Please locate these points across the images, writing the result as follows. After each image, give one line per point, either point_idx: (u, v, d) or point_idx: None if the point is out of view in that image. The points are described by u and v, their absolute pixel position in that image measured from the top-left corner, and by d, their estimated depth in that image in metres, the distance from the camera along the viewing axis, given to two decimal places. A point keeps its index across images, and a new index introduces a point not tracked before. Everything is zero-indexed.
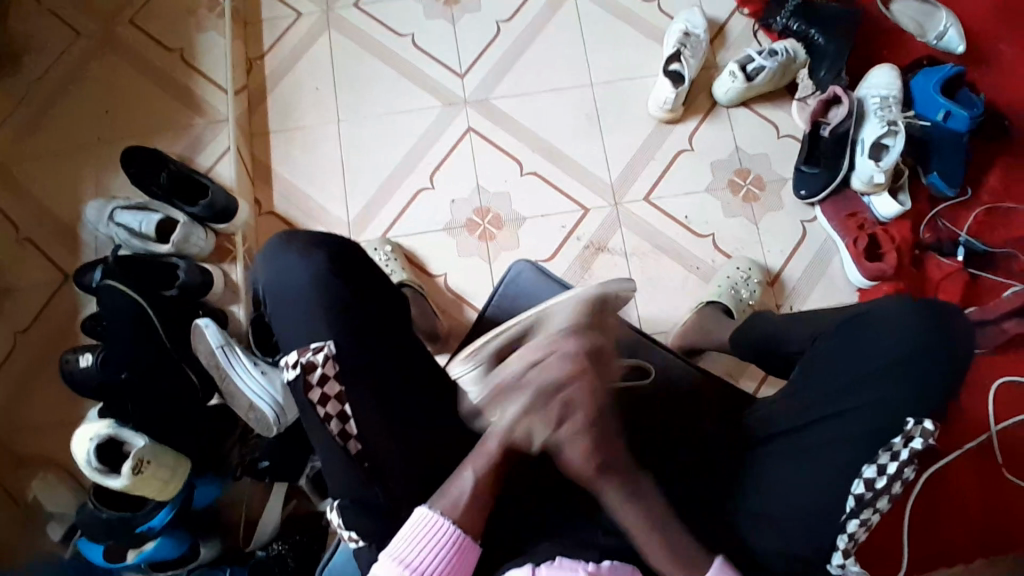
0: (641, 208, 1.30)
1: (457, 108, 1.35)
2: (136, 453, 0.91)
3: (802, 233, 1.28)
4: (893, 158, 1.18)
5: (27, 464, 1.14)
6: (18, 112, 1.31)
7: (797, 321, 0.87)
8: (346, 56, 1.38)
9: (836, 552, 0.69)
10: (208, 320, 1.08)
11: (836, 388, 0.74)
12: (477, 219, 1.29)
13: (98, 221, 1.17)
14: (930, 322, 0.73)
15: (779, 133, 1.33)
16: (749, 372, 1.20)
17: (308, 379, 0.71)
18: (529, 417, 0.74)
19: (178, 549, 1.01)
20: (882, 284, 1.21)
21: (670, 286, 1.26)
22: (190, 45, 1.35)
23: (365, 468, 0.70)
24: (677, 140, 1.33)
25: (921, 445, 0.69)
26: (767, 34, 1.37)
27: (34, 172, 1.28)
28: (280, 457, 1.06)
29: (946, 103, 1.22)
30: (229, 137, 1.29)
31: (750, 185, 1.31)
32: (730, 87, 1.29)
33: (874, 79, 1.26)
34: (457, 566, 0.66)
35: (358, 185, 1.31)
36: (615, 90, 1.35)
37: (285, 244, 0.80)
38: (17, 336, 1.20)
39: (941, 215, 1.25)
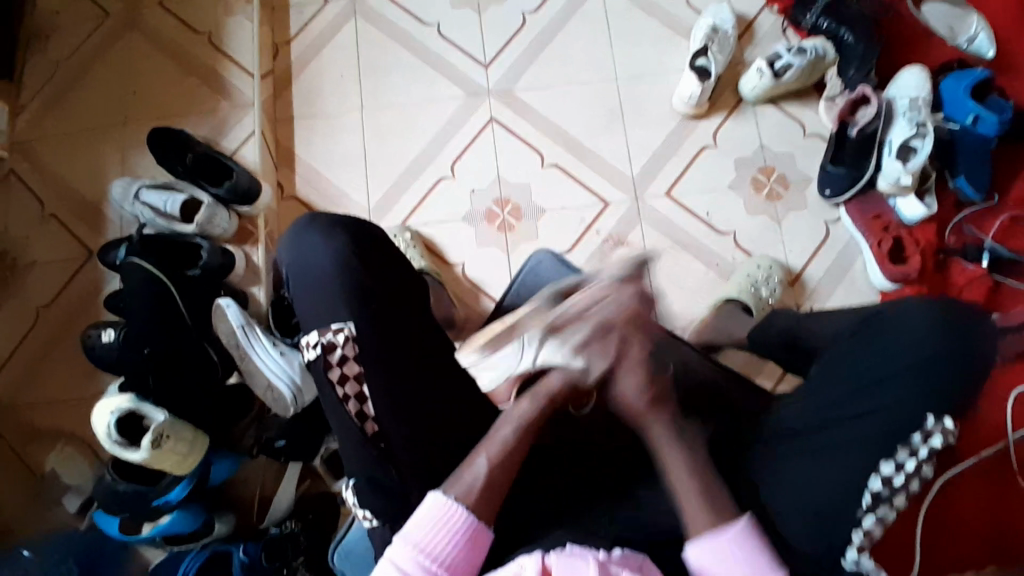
0: (661, 204, 1.29)
1: (480, 99, 1.35)
2: (155, 428, 0.92)
3: (825, 234, 1.27)
4: (921, 161, 1.16)
5: (47, 435, 1.16)
6: (49, 90, 1.33)
7: (819, 320, 0.87)
8: (371, 44, 1.38)
9: (851, 548, 0.68)
10: (229, 300, 1.08)
11: (851, 390, 0.72)
12: (496, 209, 1.29)
13: (124, 198, 1.19)
14: (956, 325, 0.72)
15: (804, 132, 1.32)
16: (765, 370, 1.19)
17: (329, 359, 0.72)
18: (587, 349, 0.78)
19: (192, 525, 1.02)
20: (904, 288, 1.19)
21: (688, 283, 1.25)
22: (218, 28, 1.36)
23: (380, 449, 0.71)
24: (700, 136, 1.32)
25: (939, 442, 0.68)
26: (796, 32, 1.35)
27: (62, 149, 1.30)
28: (295, 437, 1.07)
29: (975, 107, 1.19)
30: (254, 121, 1.30)
31: (773, 183, 1.29)
32: (756, 83, 1.28)
33: (903, 81, 1.24)
34: (470, 552, 0.67)
35: (379, 172, 1.32)
36: (640, 84, 1.34)
37: (311, 225, 0.81)
38: (40, 310, 1.22)
39: (966, 220, 1.23)
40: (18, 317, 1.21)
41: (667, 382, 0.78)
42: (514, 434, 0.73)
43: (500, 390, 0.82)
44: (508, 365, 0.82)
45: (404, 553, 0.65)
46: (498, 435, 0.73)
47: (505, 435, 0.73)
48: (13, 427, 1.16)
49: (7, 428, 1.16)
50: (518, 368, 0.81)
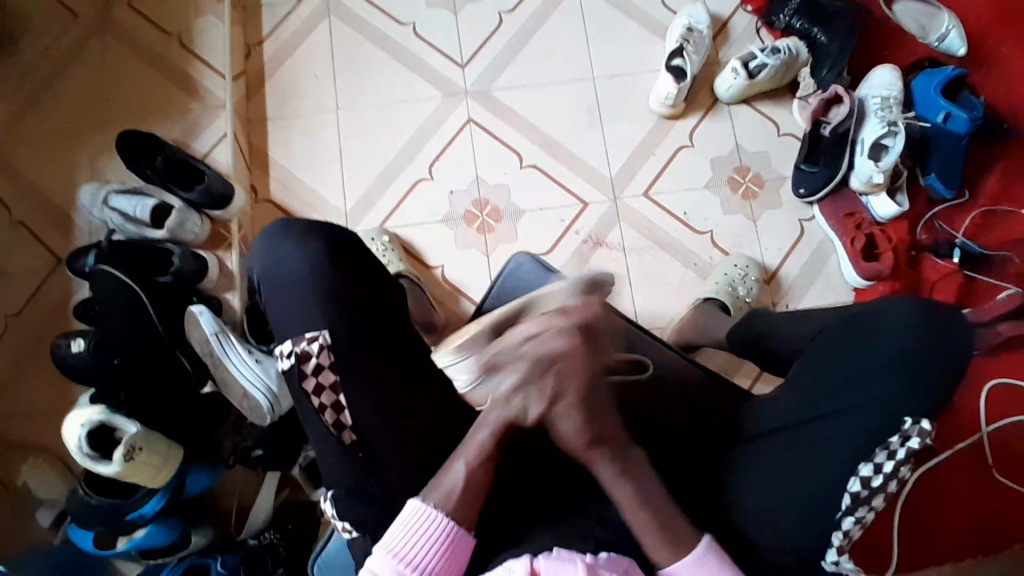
0: (640, 204, 1.29)
1: (457, 99, 1.34)
2: (127, 441, 0.90)
3: (800, 232, 1.28)
4: (893, 159, 1.18)
5: (16, 449, 1.13)
6: (13, 94, 1.29)
7: (794, 320, 0.88)
8: (346, 44, 1.36)
9: (831, 548, 0.69)
10: (202, 307, 1.07)
11: (826, 388, 0.74)
12: (475, 210, 1.29)
13: (91, 205, 1.16)
14: (929, 322, 0.73)
15: (779, 131, 1.33)
16: (744, 369, 1.21)
17: (304, 369, 0.71)
18: (525, 388, 0.73)
19: (167, 537, 1.01)
20: (878, 285, 1.21)
21: (669, 283, 1.26)
22: (188, 28, 1.33)
23: (359, 458, 0.71)
24: (677, 136, 1.32)
25: (917, 444, 0.69)
26: (770, 31, 1.37)
27: (28, 154, 1.26)
28: (273, 446, 1.05)
29: (947, 105, 1.21)
30: (226, 123, 1.28)
31: (749, 182, 1.31)
32: (732, 83, 1.29)
33: (874, 80, 1.26)
34: (450, 558, 0.67)
35: (356, 174, 1.30)
36: (617, 84, 1.34)
37: (281, 232, 0.79)
38: (8, 320, 1.18)
39: (937, 217, 1.26)
40: None
41: None
42: (491, 436, 0.72)
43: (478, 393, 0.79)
44: (486, 366, 0.79)
45: (385, 564, 0.65)
46: (477, 436, 0.72)
47: (484, 437, 0.72)
48: None
49: None
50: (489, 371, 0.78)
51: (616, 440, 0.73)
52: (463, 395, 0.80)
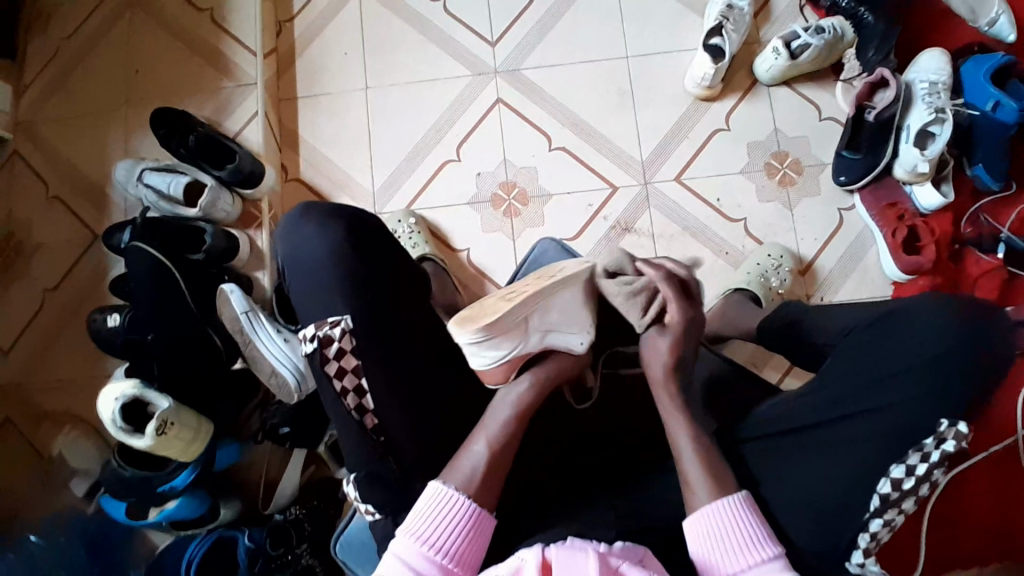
0: (671, 189, 1.26)
1: (486, 78, 1.32)
2: (160, 415, 0.93)
3: (838, 221, 1.24)
4: (939, 148, 1.13)
5: (55, 418, 1.17)
6: (50, 70, 1.31)
7: (827, 317, 0.86)
8: (375, 21, 1.35)
9: (857, 551, 0.68)
10: (233, 285, 1.08)
11: (855, 392, 0.72)
12: (502, 193, 1.27)
13: (127, 181, 1.17)
14: (975, 330, 0.69)
15: (820, 115, 1.28)
16: (772, 361, 1.18)
17: (325, 353, 0.71)
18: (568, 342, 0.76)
19: (198, 510, 1.05)
20: (918, 279, 1.17)
21: (697, 271, 1.23)
22: (219, 5, 1.33)
23: (380, 442, 0.71)
24: (712, 119, 1.28)
25: (952, 447, 0.67)
26: (814, 10, 1.31)
27: (65, 131, 1.28)
28: (301, 424, 1.07)
29: (996, 93, 1.14)
30: (256, 100, 1.28)
31: (786, 168, 1.26)
32: (772, 64, 1.24)
33: (921, 65, 1.20)
34: (472, 542, 0.66)
35: (383, 154, 1.30)
36: (651, 64, 1.30)
37: (304, 217, 0.80)
38: (46, 293, 1.22)
39: (983, 210, 1.20)
40: (24, 300, 1.22)
41: (653, 366, 0.77)
42: (512, 416, 0.72)
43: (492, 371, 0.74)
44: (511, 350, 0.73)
45: (408, 546, 0.65)
46: (497, 418, 0.72)
47: (504, 418, 0.72)
48: (24, 409, 1.18)
49: (19, 409, 1.18)
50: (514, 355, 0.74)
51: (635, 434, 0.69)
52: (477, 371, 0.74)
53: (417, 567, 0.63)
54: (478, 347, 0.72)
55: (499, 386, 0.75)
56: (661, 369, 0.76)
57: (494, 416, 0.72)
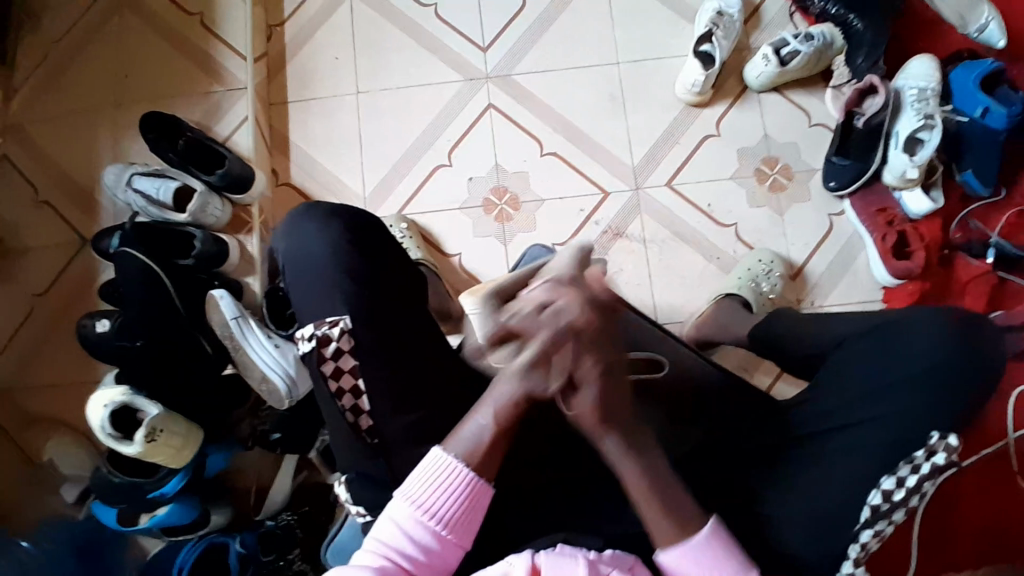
0: (662, 194, 1.27)
1: (478, 83, 1.32)
2: (148, 423, 0.92)
3: (828, 227, 1.25)
4: (928, 154, 1.13)
5: (42, 425, 1.16)
6: (38, 73, 1.30)
7: (817, 324, 0.86)
8: (367, 26, 1.34)
9: (846, 560, 0.68)
10: (225, 290, 1.07)
11: (842, 399, 0.72)
12: (493, 198, 1.27)
13: (115, 186, 1.17)
14: (963, 334, 0.69)
15: (810, 121, 1.28)
16: (764, 366, 1.18)
17: (323, 353, 0.71)
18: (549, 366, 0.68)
19: (189, 516, 1.03)
20: (906, 284, 1.18)
21: (688, 276, 1.23)
22: (210, 10, 1.32)
23: (372, 445, 0.71)
24: (703, 124, 1.29)
25: (942, 459, 0.67)
26: (804, 17, 1.31)
27: (53, 134, 1.28)
28: (291, 430, 1.07)
29: (986, 100, 1.15)
30: (247, 105, 1.27)
31: (777, 174, 1.27)
32: (762, 71, 1.24)
33: (910, 71, 1.21)
34: (469, 507, 0.68)
35: (374, 159, 1.30)
36: (642, 70, 1.31)
37: (307, 214, 0.79)
38: (34, 299, 1.21)
39: (972, 215, 1.21)
40: (12, 305, 1.21)
41: None
42: (517, 394, 0.69)
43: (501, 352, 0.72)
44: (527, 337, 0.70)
45: (405, 512, 0.66)
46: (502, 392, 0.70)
47: (508, 394, 0.69)
48: (10, 414, 1.17)
49: (5, 415, 1.17)
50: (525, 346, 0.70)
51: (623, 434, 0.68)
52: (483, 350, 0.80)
53: (412, 533, 0.66)
54: (501, 323, 0.71)
55: (500, 374, 0.70)
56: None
57: (499, 389, 0.69)
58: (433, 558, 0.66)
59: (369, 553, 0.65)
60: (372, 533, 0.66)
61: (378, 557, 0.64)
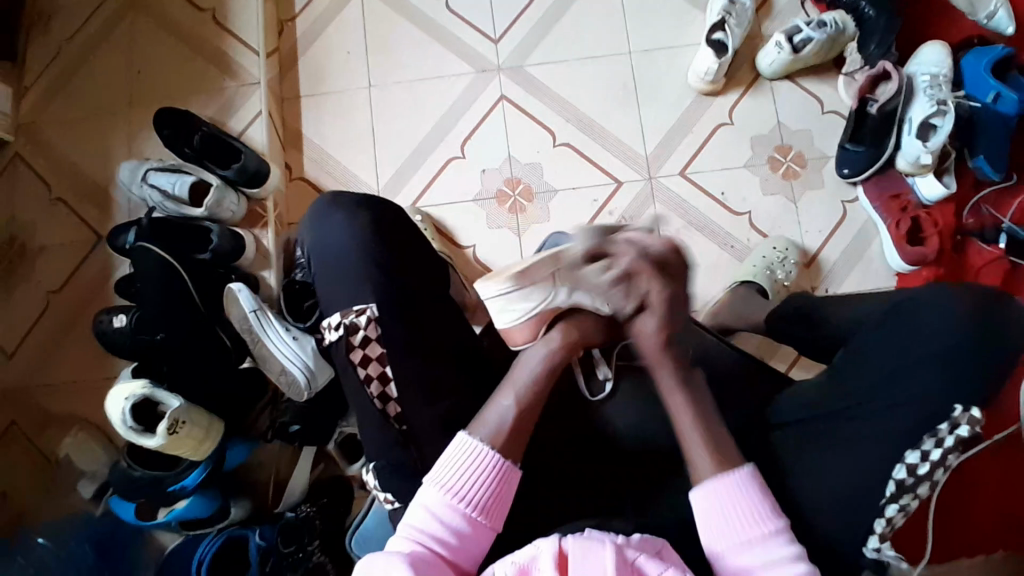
0: (675, 183, 1.27)
1: (490, 75, 1.32)
2: (171, 414, 0.92)
3: (841, 214, 1.25)
4: (941, 140, 1.13)
5: (61, 421, 1.16)
6: (51, 71, 1.30)
7: (838, 308, 0.86)
8: (378, 20, 1.34)
9: (873, 535, 0.69)
10: (241, 284, 1.07)
11: (867, 381, 0.72)
12: (507, 190, 1.27)
13: (131, 182, 1.17)
14: (989, 315, 0.69)
15: (823, 108, 1.28)
16: (780, 353, 1.19)
17: (351, 341, 0.72)
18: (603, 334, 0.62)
19: (209, 508, 1.05)
20: (921, 269, 1.18)
21: (702, 265, 1.24)
22: (220, 5, 1.32)
23: (402, 430, 0.71)
24: (716, 113, 1.29)
25: (965, 431, 0.67)
26: (815, 4, 1.31)
27: (67, 131, 1.28)
28: (311, 422, 1.07)
29: (997, 84, 1.15)
30: (260, 100, 1.27)
31: (790, 161, 1.27)
32: (774, 58, 1.24)
33: (924, 56, 1.21)
34: (500, 491, 0.68)
35: (388, 153, 1.30)
36: (654, 60, 1.31)
37: (332, 204, 0.81)
38: (50, 295, 1.21)
39: (984, 200, 1.21)
40: (28, 302, 1.21)
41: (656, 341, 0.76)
42: (540, 372, 0.74)
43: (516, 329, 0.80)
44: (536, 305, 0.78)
45: (436, 498, 0.67)
46: (522, 376, 0.74)
47: (529, 375, 0.73)
48: (29, 411, 1.17)
49: (23, 411, 1.17)
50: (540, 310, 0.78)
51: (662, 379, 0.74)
52: (502, 330, 0.81)
53: (444, 517, 0.66)
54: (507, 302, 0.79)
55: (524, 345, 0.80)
56: (659, 344, 0.75)
57: (520, 373, 0.74)
58: (465, 543, 0.66)
59: (403, 539, 0.65)
60: (404, 520, 0.67)
61: (411, 543, 0.64)
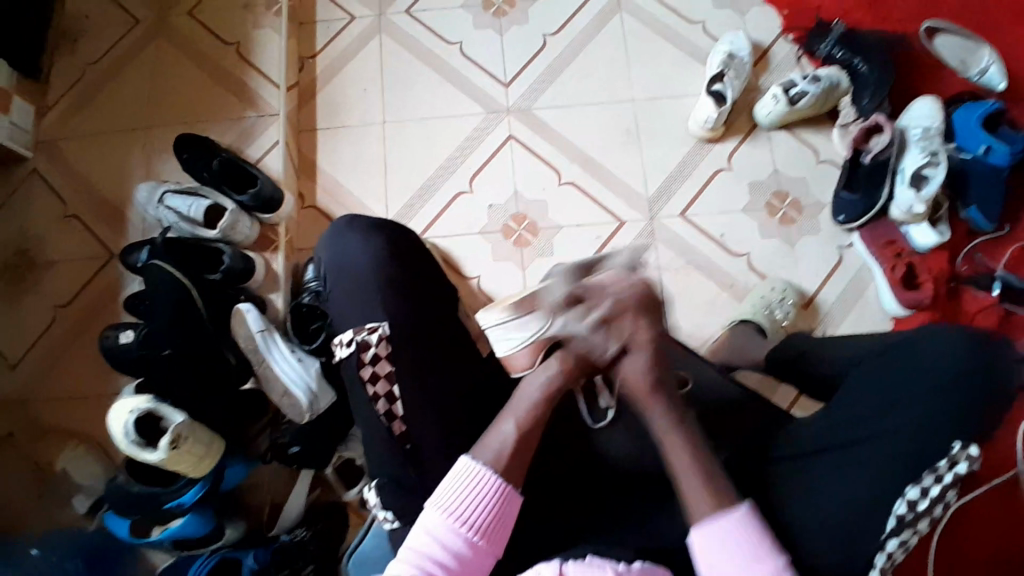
0: (676, 224, 1.31)
1: (499, 116, 1.37)
2: (174, 429, 0.93)
3: (838, 259, 1.28)
4: (933, 189, 1.18)
5: (57, 436, 1.16)
6: (75, 94, 1.35)
7: (837, 343, 0.89)
8: (395, 60, 1.41)
9: (875, 570, 0.68)
10: (249, 305, 1.10)
11: (869, 416, 0.72)
12: (512, 224, 1.31)
13: (148, 203, 1.20)
14: (987, 351, 0.70)
15: (818, 158, 1.34)
16: (781, 390, 1.20)
17: (362, 358, 0.74)
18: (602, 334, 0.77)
19: (205, 527, 1.02)
20: (916, 314, 1.21)
21: (702, 303, 1.26)
22: (246, 40, 1.39)
23: (405, 450, 0.72)
24: (715, 159, 1.34)
25: (964, 469, 0.67)
26: (811, 60, 1.38)
27: (88, 153, 1.32)
28: (312, 444, 1.06)
29: (987, 138, 1.21)
30: (278, 130, 1.32)
31: (787, 208, 1.31)
32: (772, 109, 1.30)
33: (915, 111, 1.26)
34: (501, 513, 0.68)
35: (398, 185, 1.34)
36: (656, 106, 1.37)
37: (348, 227, 0.83)
38: (58, 309, 1.23)
39: (977, 248, 1.25)
40: (35, 315, 1.23)
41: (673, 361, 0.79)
42: (540, 397, 0.74)
43: (517, 358, 0.84)
44: (536, 329, 0.82)
45: (437, 521, 0.66)
46: (524, 402, 0.74)
47: (532, 399, 0.74)
48: (23, 425, 1.17)
49: (18, 425, 1.17)
50: (533, 338, 0.82)
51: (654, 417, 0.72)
52: (502, 359, 0.85)
53: (444, 541, 0.66)
54: (504, 330, 0.85)
55: (521, 372, 0.83)
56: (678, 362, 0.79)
57: (523, 394, 0.75)
58: (467, 567, 0.66)
59: (405, 565, 0.65)
60: (406, 544, 0.66)
61: (413, 568, 0.64)
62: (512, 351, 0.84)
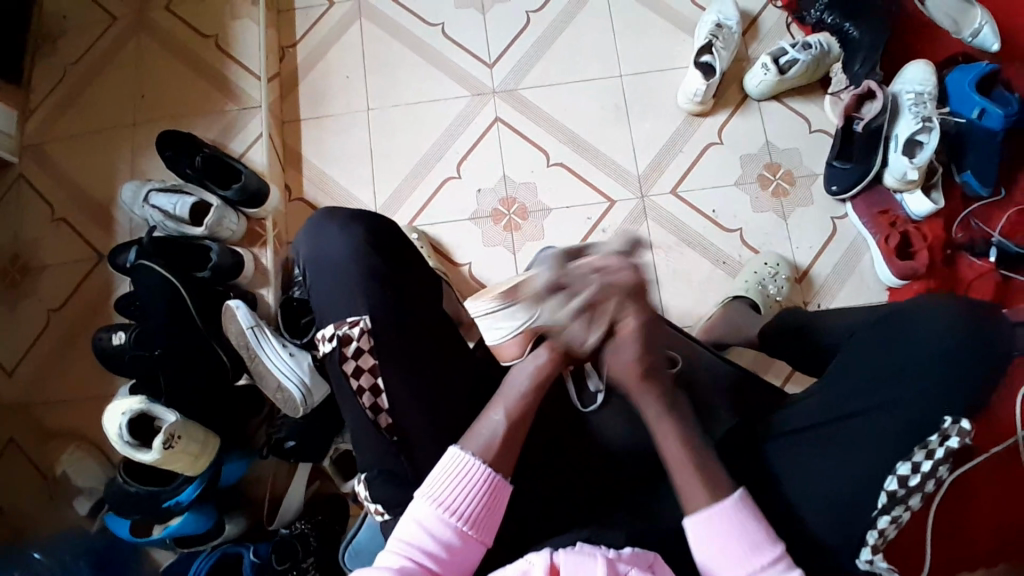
0: (668, 201, 1.29)
1: (485, 98, 1.35)
2: (167, 429, 0.93)
3: (832, 229, 1.27)
4: (928, 155, 1.15)
5: (58, 438, 1.17)
6: (56, 94, 1.34)
7: (829, 318, 0.88)
8: (377, 45, 1.39)
9: (865, 547, 0.68)
10: (239, 301, 1.08)
11: (857, 393, 0.72)
12: (502, 208, 1.30)
13: (133, 202, 1.19)
14: (978, 323, 0.69)
15: (810, 127, 1.31)
16: (775, 367, 1.21)
17: (345, 352, 0.73)
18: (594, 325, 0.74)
19: (204, 525, 1.04)
20: (911, 284, 1.20)
21: (695, 281, 1.25)
22: (223, 31, 1.36)
23: (394, 442, 0.72)
24: (706, 132, 1.32)
25: (956, 443, 0.67)
26: (801, 27, 1.35)
27: (71, 153, 1.31)
28: (306, 438, 1.07)
29: (982, 101, 1.18)
30: (261, 122, 1.31)
31: (780, 179, 1.29)
32: (762, 79, 1.28)
33: (908, 75, 1.23)
34: (491, 501, 0.68)
35: (385, 173, 1.32)
36: (644, 81, 1.34)
37: (326, 219, 0.82)
38: (51, 313, 1.23)
39: (974, 215, 1.23)
40: (29, 320, 1.23)
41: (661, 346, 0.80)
42: (529, 386, 0.75)
43: (508, 347, 0.83)
44: (524, 319, 0.81)
45: (427, 511, 0.67)
46: (514, 391, 0.74)
47: (520, 388, 0.74)
48: (24, 429, 1.18)
49: (19, 429, 1.18)
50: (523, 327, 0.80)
51: (648, 397, 0.75)
52: (492, 348, 0.84)
53: (435, 530, 0.66)
54: (492, 320, 0.83)
55: (512, 360, 0.82)
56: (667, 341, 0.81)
57: (512, 385, 0.75)
58: (456, 555, 0.66)
59: (392, 554, 0.65)
60: (395, 534, 0.66)
61: (402, 558, 0.64)
62: (503, 340, 0.82)
